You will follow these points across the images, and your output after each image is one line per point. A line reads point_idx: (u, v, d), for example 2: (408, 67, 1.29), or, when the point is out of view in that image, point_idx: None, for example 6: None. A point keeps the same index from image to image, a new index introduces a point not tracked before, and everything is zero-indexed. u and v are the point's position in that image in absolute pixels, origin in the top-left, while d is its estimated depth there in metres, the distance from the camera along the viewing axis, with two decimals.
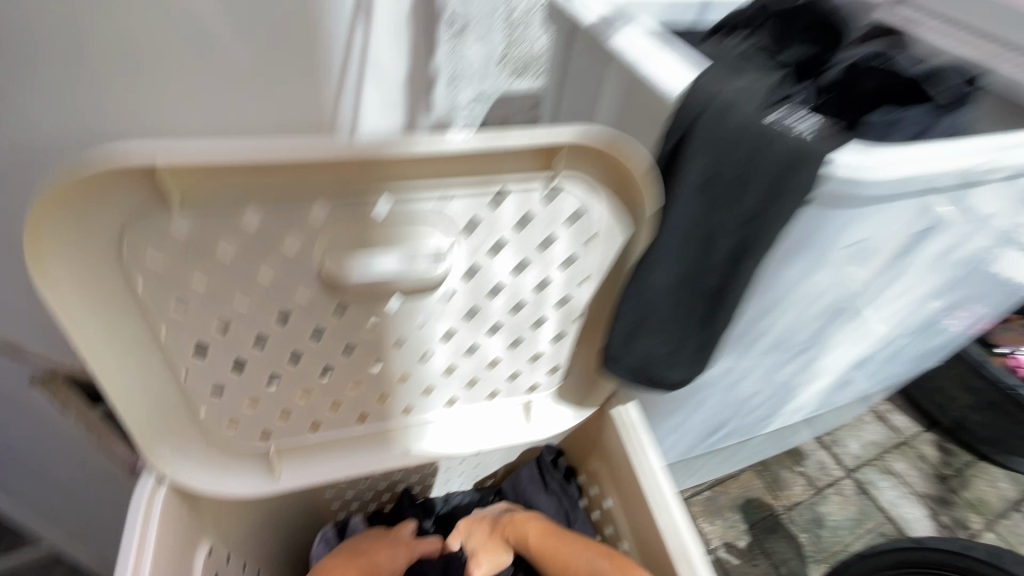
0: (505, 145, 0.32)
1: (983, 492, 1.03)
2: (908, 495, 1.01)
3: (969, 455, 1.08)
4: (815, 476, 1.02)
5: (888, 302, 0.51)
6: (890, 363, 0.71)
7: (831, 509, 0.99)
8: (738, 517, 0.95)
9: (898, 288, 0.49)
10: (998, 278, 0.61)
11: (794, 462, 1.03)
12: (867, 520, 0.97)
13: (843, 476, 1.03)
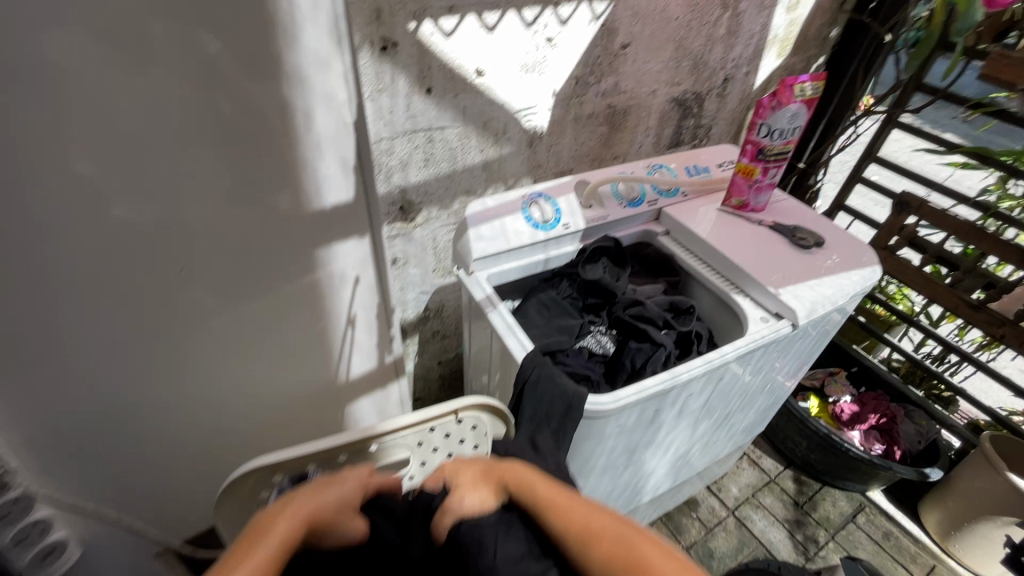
0: (424, 417, 0.70)
1: (828, 512, 1.40)
2: (773, 522, 1.37)
3: (817, 484, 1.46)
4: (706, 518, 1.36)
5: (670, 421, 0.82)
6: (713, 433, 1.02)
7: (719, 542, 1.33)
8: None
9: (670, 416, 0.80)
10: (757, 377, 0.93)
11: (690, 509, 1.38)
12: (743, 546, 1.31)
13: (726, 514, 1.38)
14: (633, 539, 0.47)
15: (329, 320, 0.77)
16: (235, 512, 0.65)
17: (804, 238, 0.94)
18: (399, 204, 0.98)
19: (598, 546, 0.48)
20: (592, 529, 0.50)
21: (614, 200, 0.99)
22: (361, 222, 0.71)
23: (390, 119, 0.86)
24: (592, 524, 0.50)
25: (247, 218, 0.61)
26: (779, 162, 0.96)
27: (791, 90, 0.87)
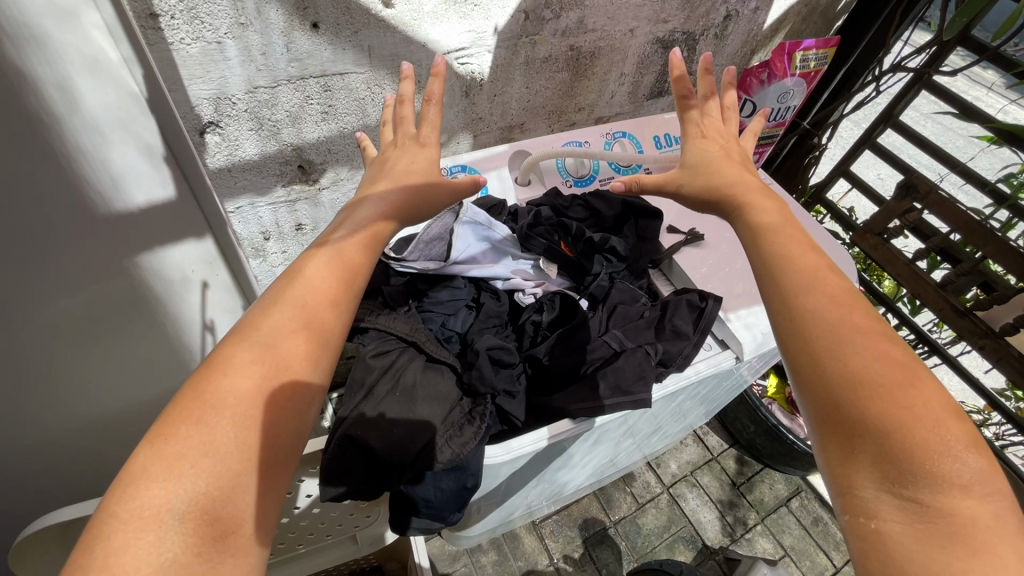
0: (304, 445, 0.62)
1: (763, 495, 1.38)
2: (707, 502, 1.36)
3: (759, 464, 1.43)
4: (639, 493, 1.35)
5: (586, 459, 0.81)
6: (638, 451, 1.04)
7: (648, 519, 1.32)
8: (575, 532, 1.28)
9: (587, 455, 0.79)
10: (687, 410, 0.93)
11: (625, 484, 1.36)
12: (671, 523, 1.31)
13: (661, 491, 1.36)
14: (854, 330, 0.44)
15: (183, 328, 0.63)
16: (52, 549, 0.57)
17: None
18: (294, 163, 0.80)
19: (834, 324, 0.44)
20: (801, 295, 0.47)
21: (557, 176, 0.82)
22: (199, 222, 0.55)
23: (266, 64, 0.66)
24: (831, 322, 0.46)
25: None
26: (763, 146, 0.79)
27: (788, 59, 0.68)
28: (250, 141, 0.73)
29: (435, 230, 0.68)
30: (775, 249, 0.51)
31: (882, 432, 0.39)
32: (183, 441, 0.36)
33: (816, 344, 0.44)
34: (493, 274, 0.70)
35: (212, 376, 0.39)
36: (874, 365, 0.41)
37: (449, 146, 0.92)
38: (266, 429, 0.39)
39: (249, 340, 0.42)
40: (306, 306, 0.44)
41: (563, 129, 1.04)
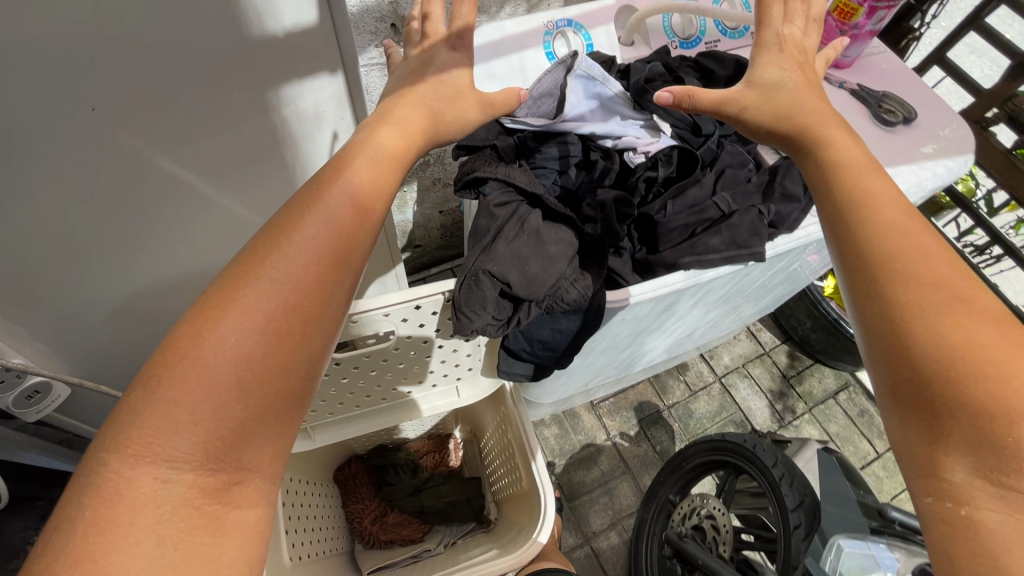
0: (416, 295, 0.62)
1: (812, 388, 1.43)
2: (758, 391, 1.42)
3: (809, 360, 1.47)
4: (692, 381, 1.41)
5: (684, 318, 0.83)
6: (710, 326, 1.08)
7: (700, 405, 1.39)
8: (630, 413, 1.36)
9: (688, 314, 0.81)
10: (775, 281, 0.94)
11: (679, 373, 1.42)
12: (722, 409, 1.38)
13: (713, 380, 1.42)
14: (949, 300, 0.39)
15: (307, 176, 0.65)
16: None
17: (890, 112, 0.76)
18: (390, 20, 0.77)
19: (924, 281, 0.40)
20: (891, 259, 0.42)
21: (663, 37, 0.77)
22: (332, 56, 0.54)
23: None
24: (920, 271, 0.41)
25: (188, 49, 0.45)
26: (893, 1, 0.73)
27: None
28: None
29: (550, 81, 0.66)
30: (861, 206, 0.45)
31: (970, 420, 0.36)
32: (183, 383, 0.34)
33: (902, 309, 0.40)
34: (607, 132, 0.68)
35: (214, 316, 0.36)
36: (970, 329, 0.37)
37: (541, 8, 0.87)
38: (278, 377, 0.37)
39: (259, 278, 0.38)
40: (313, 246, 0.40)
41: None
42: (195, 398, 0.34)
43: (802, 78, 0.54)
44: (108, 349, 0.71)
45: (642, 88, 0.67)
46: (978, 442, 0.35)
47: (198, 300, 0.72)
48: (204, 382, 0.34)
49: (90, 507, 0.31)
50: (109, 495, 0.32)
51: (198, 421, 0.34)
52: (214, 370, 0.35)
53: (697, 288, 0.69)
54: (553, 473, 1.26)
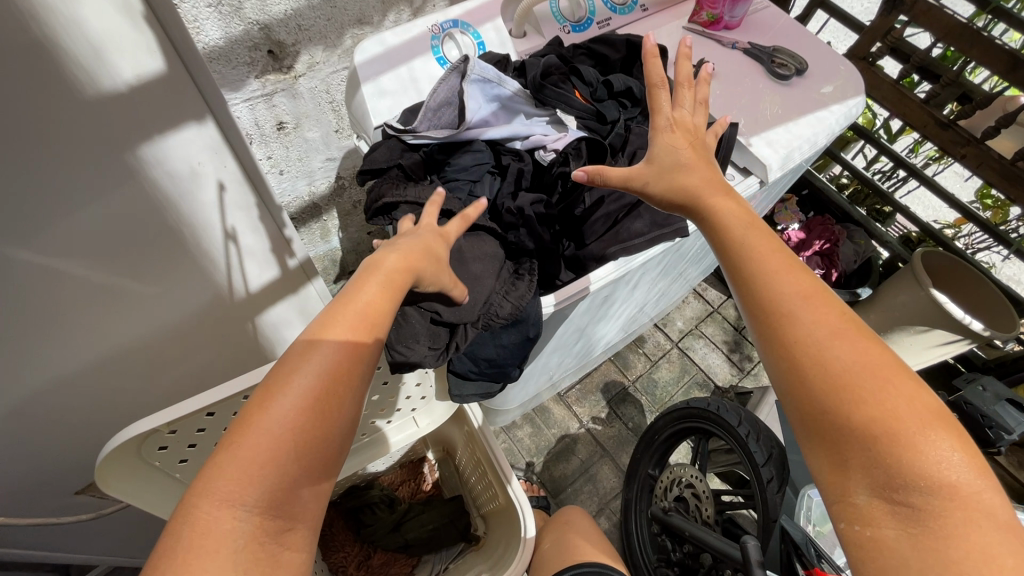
0: None
1: None
2: (714, 349, 1.46)
3: None
4: (652, 352, 1.43)
5: (626, 304, 0.84)
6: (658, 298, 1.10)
7: (664, 373, 1.42)
8: (598, 396, 1.36)
9: (627, 299, 0.82)
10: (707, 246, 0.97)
11: (638, 346, 1.44)
12: (685, 373, 1.41)
13: (671, 347, 1.45)
14: (831, 339, 0.42)
15: (201, 234, 0.59)
16: (128, 463, 0.54)
17: (784, 65, 0.77)
18: (264, 47, 0.71)
19: (816, 321, 0.43)
20: (780, 305, 0.44)
21: (553, 24, 0.75)
22: (196, 103, 0.48)
23: None
24: (808, 315, 0.44)
25: (16, 126, 0.39)
26: None
27: None
28: (211, 23, 0.64)
29: (444, 90, 0.63)
30: (750, 254, 0.47)
31: (856, 452, 0.39)
32: (258, 437, 0.36)
33: (796, 348, 0.43)
34: (512, 134, 0.66)
35: (285, 376, 0.38)
36: (858, 367, 0.41)
37: (426, 10, 0.83)
38: (327, 452, 0.38)
39: (318, 353, 0.39)
40: (362, 325, 0.41)
41: None
42: (270, 437, 0.36)
43: (694, 152, 0.54)
44: (13, 464, 0.63)
45: (541, 85, 0.65)
46: (876, 465, 0.39)
47: (108, 389, 0.65)
48: (281, 421, 0.36)
49: (186, 543, 0.32)
50: (195, 538, 0.33)
51: (273, 465, 0.35)
52: (290, 411, 0.37)
53: (630, 274, 0.69)
54: (534, 472, 1.25)
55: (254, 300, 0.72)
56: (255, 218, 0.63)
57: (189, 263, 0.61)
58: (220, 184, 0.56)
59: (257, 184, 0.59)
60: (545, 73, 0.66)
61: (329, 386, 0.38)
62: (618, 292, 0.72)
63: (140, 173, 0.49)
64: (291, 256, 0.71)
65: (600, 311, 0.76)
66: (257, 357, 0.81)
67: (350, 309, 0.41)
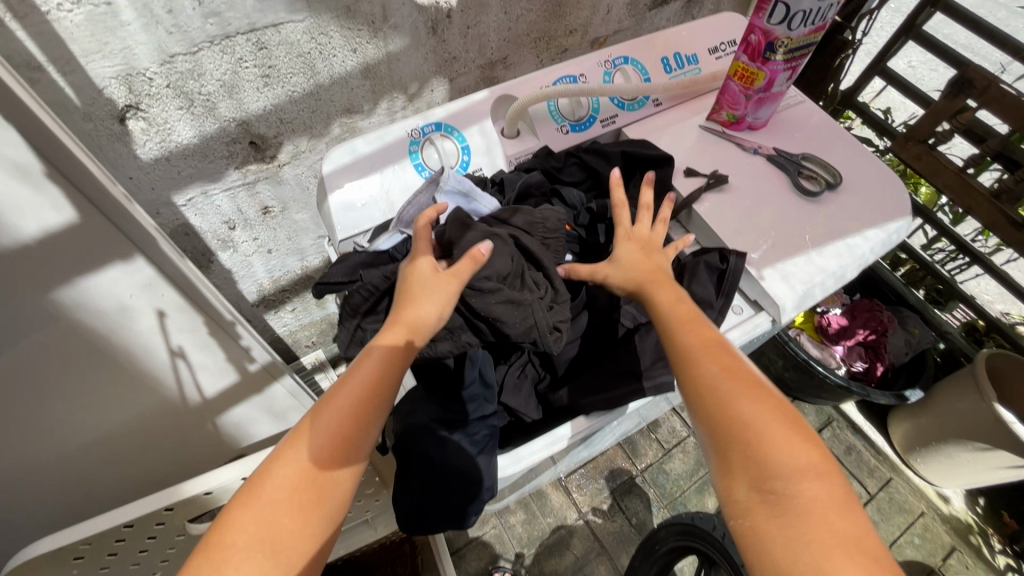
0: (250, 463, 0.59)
1: None
2: None
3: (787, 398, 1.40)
4: (665, 439, 1.32)
5: (613, 430, 0.77)
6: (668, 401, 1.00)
7: (676, 463, 1.30)
8: (602, 483, 1.26)
9: (613, 428, 0.75)
10: None
11: (651, 430, 1.33)
12: (700, 465, 1.29)
13: (687, 435, 1.33)
14: (741, 397, 0.44)
15: (143, 355, 0.55)
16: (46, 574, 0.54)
17: (812, 178, 0.68)
18: (243, 140, 0.68)
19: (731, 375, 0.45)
20: (700, 368, 0.46)
21: (550, 123, 0.69)
22: (121, 242, 0.45)
23: (177, 24, 0.53)
24: (723, 369, 0.46)
25: None
26: (798, 58, 0.64)
27: None
28: (182, 123, 0.62)
29: (412, 211, 0.58)
30: (673, 320, 0.51)
31: (768, 519, 0.39)
32: (249, 520, 0.39)
33: (713, 400, 0.44)
34: None
35: (281, 458, 0.42)
36: (765, 420, 0.42)
37: (423, 97, 0.78)
38: (335, 486, 0.43)
39: (331, 403, 0.44)
40: (375, 374, 0.45)
41: (553, 58, 0.89)
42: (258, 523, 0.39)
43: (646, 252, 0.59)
44: None
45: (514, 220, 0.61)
46: (783, 514, 0.38)
47: (52, 494, 0.63)
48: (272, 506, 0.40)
49: None
50: None
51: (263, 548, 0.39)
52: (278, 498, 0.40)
53: (604, 423, 0.62)
54: (523, 565, 1.17)
55: (213, 404, 0.69)
56: (205, 335, 0.59)
57: (133, 382, 0.57)
58: (158, 310, 0.52)
59: (205, 305, 0.55)
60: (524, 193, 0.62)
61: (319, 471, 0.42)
62: (593, 434, 0.65)
63: (62, 314, 0.46)
64: (251, 362, 0.67)
65: (577, 448, 0.70)
66: (222, 453, 0.78)
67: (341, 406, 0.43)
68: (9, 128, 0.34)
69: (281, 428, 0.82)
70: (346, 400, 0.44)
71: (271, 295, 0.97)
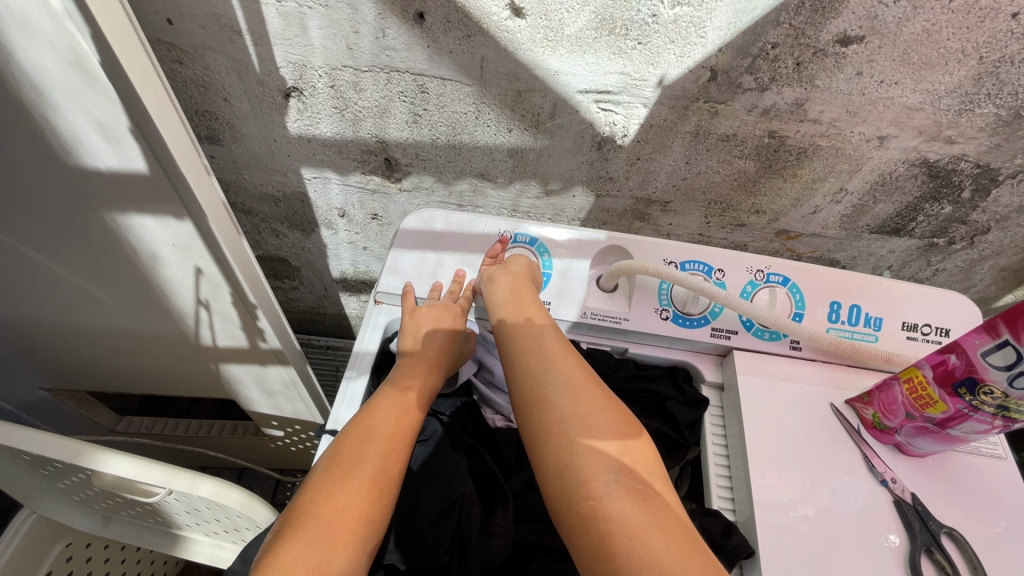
0: (144, 473, 0.53)
1: None
2: None
3: None
4: None
5: None
6: None
7: None
8: None
9: None
10: None
11: None
12: None
13: None
14: (564, 356, 0.49)
15: (171, 290, 0.59)
16: None
17: (942, 562, 0.47)
18: (379, 155, 0.70)
19: (546, 347, 0.50)
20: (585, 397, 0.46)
21: (652, 299, 0.59)
22: (174, 203, 0.47)
23: (356, 44, 0.55)
24: (537, 327, 0.52)
25: None
26: (1006, 420, 0.44)
27: None
28: (330, 120, 0.65)
29: None
30: (548, 337, 0.51)
31: (623, 524, 0.39)
32: (308, 526, 0.40)
33: (536, 347, 0.50)
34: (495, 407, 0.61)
35: (321, 486, 0.42)
36: (576, 368, 0.48)
37: (561, 196, 0.74)
38: (383, 484, 0.44)
39: (335, 498, 0.41)
40: (373, 460, 0.44)
41: (724, 226, 0.77)
42: (321, 532, 0.39)
43: None
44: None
45: None
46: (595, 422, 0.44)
47: (79, 343, 0.73)
48: (311, 523, 0.40)
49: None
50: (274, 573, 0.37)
51: (338, 540, 0.39)
52: (315, 520, 0.40)
53: None
54: None
55: (217, 353, 0.72)
56: (227, 305, 0.61)
57: (157, 304, 0.62)
58: (197, 272, 0.56)
59: (234, 283, 0.57)
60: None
61: (328, 499, 0.41)
62: None
63: (115, 229, 0.51)
64: (262, 343, 0.68)
65: None
66: (218, 388, 0.83)
67: (343, 453, 0.45)
68: (104, 85, 0.37)
69: (270, 401, 0.84)
70: (350, 437, 0.46)
71: (353, 281, 1.01)
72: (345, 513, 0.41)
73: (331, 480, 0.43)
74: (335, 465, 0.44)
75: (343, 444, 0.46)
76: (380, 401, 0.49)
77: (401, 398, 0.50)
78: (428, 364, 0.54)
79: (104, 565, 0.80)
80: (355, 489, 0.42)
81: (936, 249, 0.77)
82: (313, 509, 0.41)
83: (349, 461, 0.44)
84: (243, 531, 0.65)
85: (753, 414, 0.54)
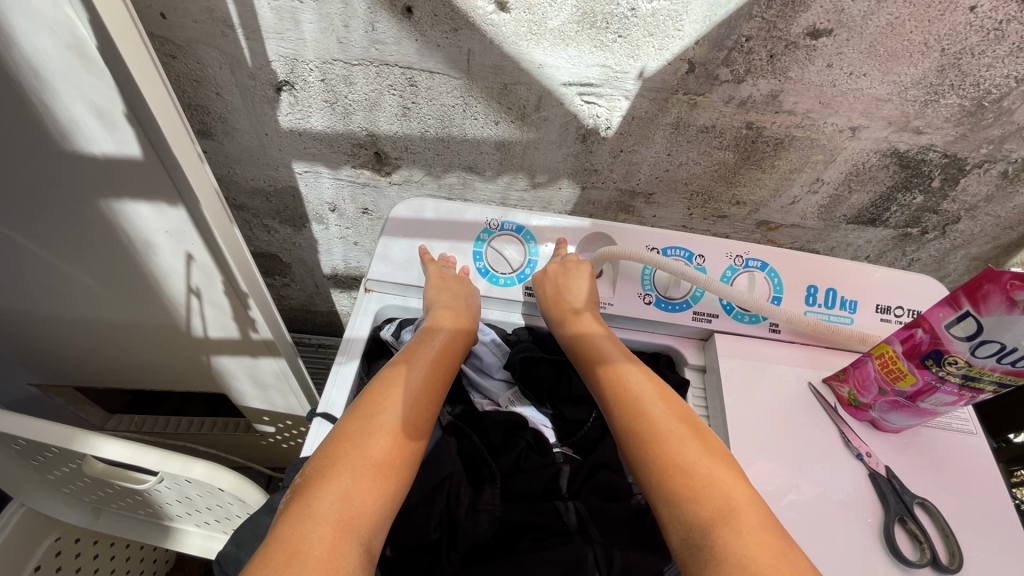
0: (138, 457, 0.54)
1: None
2: None
3: None
4: None
5: None
6: None
7: None
8: None
9: None
10: None
11: None
12: None
13: None
14: (630, 365, 0.51)
15: (163, 279, 0.60)
16: None
17: (915, 530, 0.49)
18: (369, 148, 0.72)
19: (619, 358, 0.52)
20: (635, 407, 0.47)
21: (636, 285, 0.61)
22: (167, 189, 0.48)
23: (346, 38, 0.57)
24: (593, 340, 0.54)
25: None
26: (973, 391, 0.46)
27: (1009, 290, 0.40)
28: (321, 113, 0.67)
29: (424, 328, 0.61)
30: (603, 346, 0.54)
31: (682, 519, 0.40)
32: (333, 477, 0.40)
33: (598, 359, 0.53)
34: (485, 392, 0.62)
35: (345, 440, 0.42)
36: (636, 376, 0.50)
37: (548, 189, 0.76)
38: (409, 442, 0.44)
39: (361, 452, 0.42)
40: (397, 419, 0.44)
41: (706, 217, 0.79)
42: (344, 484, 0.40)
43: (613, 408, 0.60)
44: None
45: (512, 364, 0.61)
46: (655, 426, 0.46)
47: (70, 336, 0.73)
48: (335, 474, 0.40)
49: (292, 522, 0.37)
50: (298, 521, 0.37)
51: (365, 494, 0.39)
52: (339, 472, 0.40)
53: None
54: None
55: (209, 345, 0.72)
56: (219, 294, 0.62)
57: (149, 294, 0.63)
58: (185, 256, 0.56)
59: (225, 272, 0.58)
60: (531, 356, 0.61)
61: (353, 453, 0.42)
62: None
63: (108, 216, 0.52)
64: (253, 333, 0.69)
65: None
66: (209, 382, 0.83)
67: (366, 411, 0.45)
68: (103, 70, 0.39)
69: (263, 394, 0.85)
70: (372, 395, 0.46)
71: (344, 277, 1.02)
72: (370, 467, 0.41)
73: (352, 435, 0.43)
74: (355, 422, 0.44)
75: (366, 401, 0.46)
76: (401, 363, 0.50)
77: (422, 360, 0.50)
78: (442, 317, 0.55)
79: (93, 561, 0.79)
80: (378, 444, 0.42)
81: (910, 239, 0.79)
82: (336, 461, 0.41)
83: (372, 418, 0.44)
84: (235, 520, 0.66)
85: (733, 394, 0.56)
